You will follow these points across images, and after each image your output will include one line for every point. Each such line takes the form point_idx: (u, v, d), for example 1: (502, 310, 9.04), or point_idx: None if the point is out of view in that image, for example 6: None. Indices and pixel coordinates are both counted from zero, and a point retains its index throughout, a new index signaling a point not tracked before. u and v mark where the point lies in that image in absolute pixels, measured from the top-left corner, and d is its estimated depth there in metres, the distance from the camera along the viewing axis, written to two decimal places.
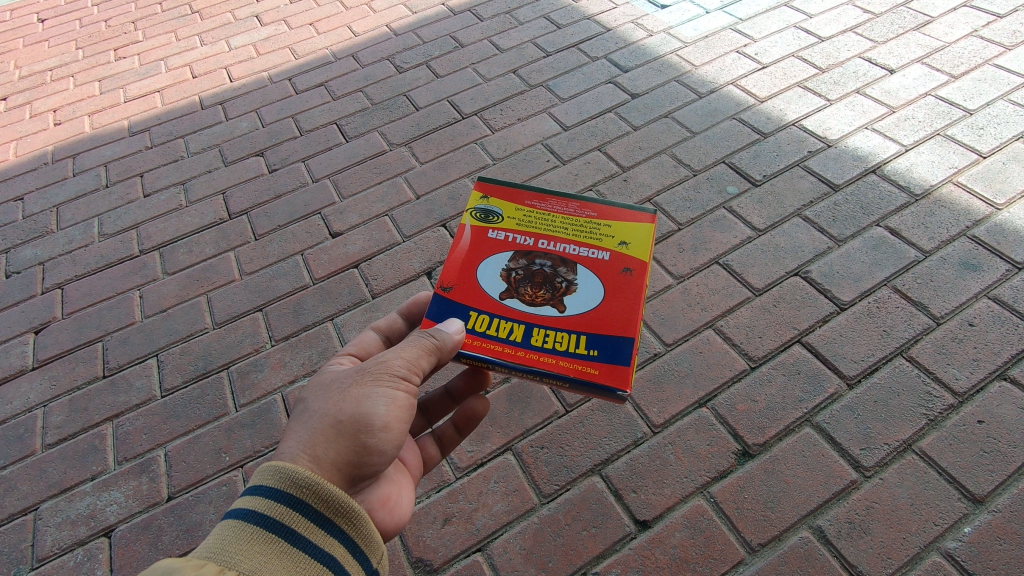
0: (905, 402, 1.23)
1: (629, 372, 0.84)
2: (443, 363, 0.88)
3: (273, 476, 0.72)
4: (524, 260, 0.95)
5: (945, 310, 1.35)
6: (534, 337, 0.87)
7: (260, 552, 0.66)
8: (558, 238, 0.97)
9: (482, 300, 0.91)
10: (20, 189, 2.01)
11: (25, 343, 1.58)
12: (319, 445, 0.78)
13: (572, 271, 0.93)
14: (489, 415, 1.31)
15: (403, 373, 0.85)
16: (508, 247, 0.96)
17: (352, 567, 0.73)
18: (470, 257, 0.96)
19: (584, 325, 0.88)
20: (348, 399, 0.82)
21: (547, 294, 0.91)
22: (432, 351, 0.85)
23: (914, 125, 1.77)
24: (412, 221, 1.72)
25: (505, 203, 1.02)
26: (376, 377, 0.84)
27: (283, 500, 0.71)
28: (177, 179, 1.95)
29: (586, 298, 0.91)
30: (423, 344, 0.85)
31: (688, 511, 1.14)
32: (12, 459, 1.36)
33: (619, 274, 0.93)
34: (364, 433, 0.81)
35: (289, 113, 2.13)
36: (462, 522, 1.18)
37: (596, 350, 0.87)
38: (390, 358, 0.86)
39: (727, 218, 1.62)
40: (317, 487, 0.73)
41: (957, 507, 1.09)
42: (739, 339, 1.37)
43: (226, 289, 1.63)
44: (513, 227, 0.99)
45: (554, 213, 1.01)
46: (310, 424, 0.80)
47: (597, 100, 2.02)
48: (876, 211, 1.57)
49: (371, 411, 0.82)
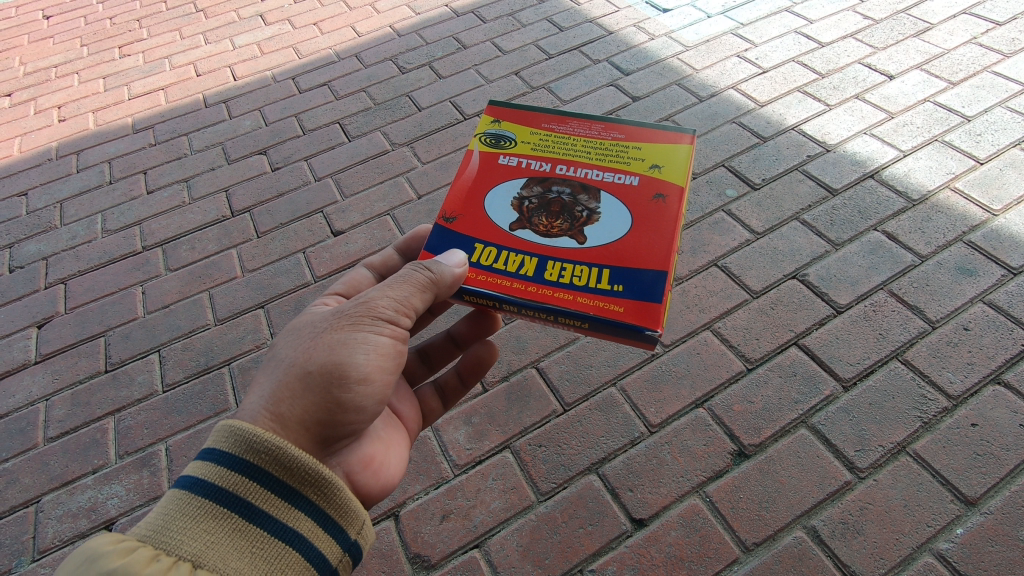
0: (900, 405, 1.24)
1: (656, 309, 0.83)
2: (436, 299, 0.89)
3: (227, 439, 0.74)
4: (539, 189, 0.96)
5: (940, 315, 1.37)
6: (549, 272, 0.87)
7: (204, 530, 0.68)
8: (579, 165, 0.98)
9: (494, 232, 0.92)
10: (23, 185, 2.02)
11: (28, 337, 1.59)
12: (285, 401, 0.79)
13: (594, 200, 0.94)
14: (488, 412, 1.33)
15: (389, 317, 0.86)
16: (522, 175, 0.98)
17: (320, 540, 0.74)
18: (482, 185, 0.98)
19: (606, 258, 0.88)
20: (324, 347, 0.83)
21: (565, 225, 0.92)
22: (426, 287, 0.86)
23: (913, 131, 1.78)
24: (413, 220, 1.74)
25: (519, 129, 1.04)
26: (359, 322, 0.84)
27: (237, 466, 0.72)
28: (180, 176, 1.97)
29: (609, 229, 0.91)
30: (417, 280, 0.86)
31: (683, 511, 1.16)
32: (14, 452, 1.37)
33: (647, 202, 0.93)
34: (338, 387, 0.81)
35: (292, 112, 2.15)
36: (461, 518, 1.19)
37: (620, 286, 0.86)
38: (376, 300, 0.86)
39: (726, 220, 1.63)
40: (278, 452, 0.74)
41: (950, 509, 1.11)
42: (736, 341, 1.38)
43: (228, 286, 1.64)
44: (527, 153, 1.01)
45: (575, 138, 1.02)
46: (277, 377, 0.81)
47: (598, 103, 2.03)
48: (874, 215, 1.58)
49: (349, 359, 0.82)
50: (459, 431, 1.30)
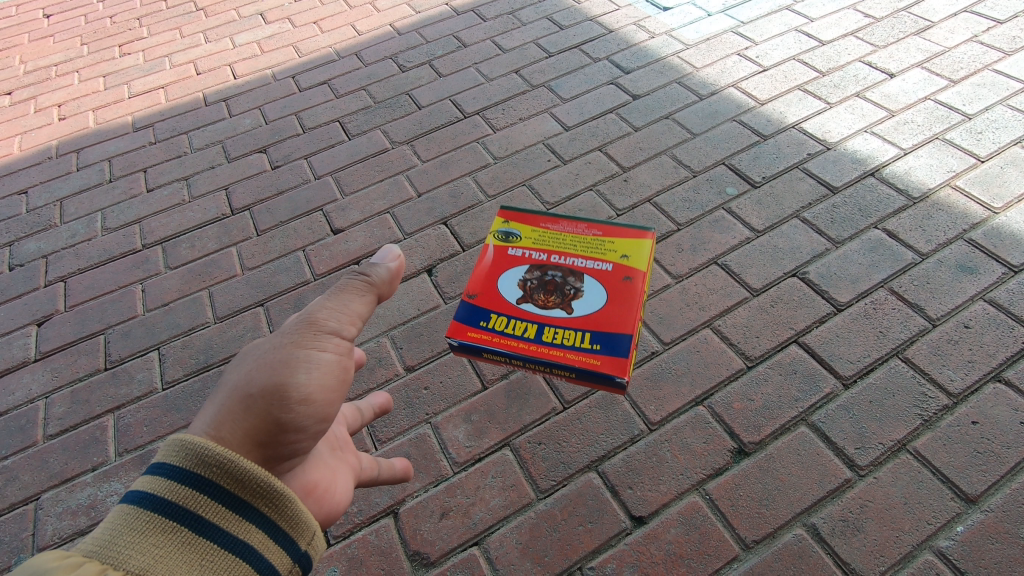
0: (900, 403, 1.24)
1: (625, 361, 1.06)
2: (376, 302, 0.87)
3: (176, 453, 0.63)
4: (538, 272, 1.18)
5: (941, 312, 1.36)
6: (546, 335, 1.10)
7: (153, 544, 0.57)
8: (568, 254, 1.21)
9: (503, 305, 1.14)
10: (24, 183, 2.02)
11: (28, 335, 1.59)
12: (224, 425, 0.69)
13: (579, 281, 1.16)
14: (488, 410, 1.33)
15: (330, 330, 0.81)
16: (525, 262, 1.20)
17: (271, 553, 0.65)
18: (494, 270, 1.20)
19: (589, 325, 1.10)
20: (262, 367, 0.74)
21: (557, 299, 1.14)
22: (363, 289, 0.85)
23: (913, 129, 1.78)
24: (413, 219, 1.74)
25: (523, 227, 1.27)
26: (300, 338, 0.78)
27: (188, 480, 0.62)
28: (180, 174, 1.97)
29: (591, 302, 1.13)
30: (355, 286, 0.84)
31: (683, 508, 1.15)
32: (14, 449, 1.37)
33: (619, 282, 1.16)
34: (278, 407, 0.73)
35: (292, 111, 2.15)
36: (460, 516, 1.18)
37: (598, 345, 1.08)
38: (317, 313, 0.81)
39: (726, 219, 1.63)
40: (230, 465, 0.64)
41: (950, 507, 1.10)
42: (736, 339, 1.38)
43: (228, 284, 1.64)
44: (529, 245, 1.24)
45: (565, 234, 1.25)
46: (216, 401, 0.72)
47: (599, 101, 2.03)
48: (874, 213, 1.58)
49: (294, 379, 0.75)
50: (459, 429, 1.30)
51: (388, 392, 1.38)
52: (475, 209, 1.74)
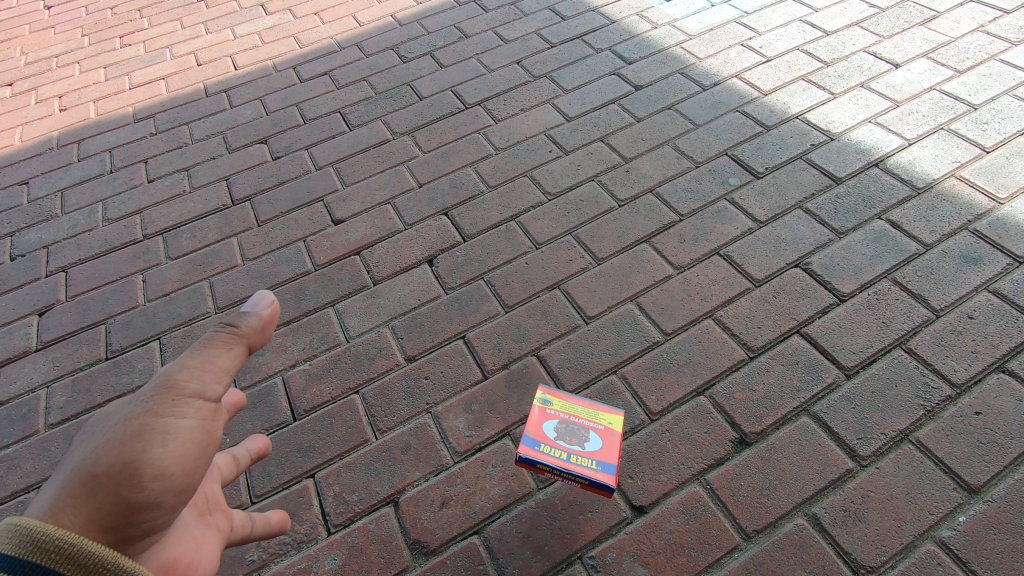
0: (903, 393, 1.23)
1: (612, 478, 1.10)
2: (246, 354, 0.82)
3: (9, 540, 0.55)
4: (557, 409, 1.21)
5: (945, 303, 1.35)
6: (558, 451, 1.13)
7: None
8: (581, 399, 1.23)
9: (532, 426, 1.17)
10: (25, 174, 2.02)
11: (29, 324, 1.59)
12: (62, 515, 0.62)
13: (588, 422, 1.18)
14: (488, 400, 1.32)
15: (193, 392, 0.76)
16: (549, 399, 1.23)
17: None
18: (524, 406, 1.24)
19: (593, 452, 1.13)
20: (111, 444, 0.69)
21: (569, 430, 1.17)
22: (231, 342, 0.79)
23: (918, 119, 1.76)
24: (414, 209, 1.73)
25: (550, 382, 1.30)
26: (156, 406, 0.72)
27: (18, 570, 0.54)
28: (180, 165, 1.96)
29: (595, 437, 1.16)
30: (219, 338, 0.79)
31: (683, 498, 1.15)
32: (15, 438, 1.37)
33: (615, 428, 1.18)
34: (128, 487, 0.68)
35: (293, 102, 2.14)
36: (460, 505, 1.18)
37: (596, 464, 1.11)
38: (175, 375, 0.75)
39: (728, 209, 1.62)
40: (71, 549, 0.57)
41: (952, 497, 1.10)
42: (738, 329, 1.37)
43: (228, 274, 1.64)
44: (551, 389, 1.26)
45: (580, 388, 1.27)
46: (54, 487, 0.65)
47: (601, 92, 2.02)
48: (878, 204, 1.57)
49: (145, 454, 0.70)
50: (459, 418, 1.30)
51: (388, 382, 1.37)
52: (477, 199, 1.74)
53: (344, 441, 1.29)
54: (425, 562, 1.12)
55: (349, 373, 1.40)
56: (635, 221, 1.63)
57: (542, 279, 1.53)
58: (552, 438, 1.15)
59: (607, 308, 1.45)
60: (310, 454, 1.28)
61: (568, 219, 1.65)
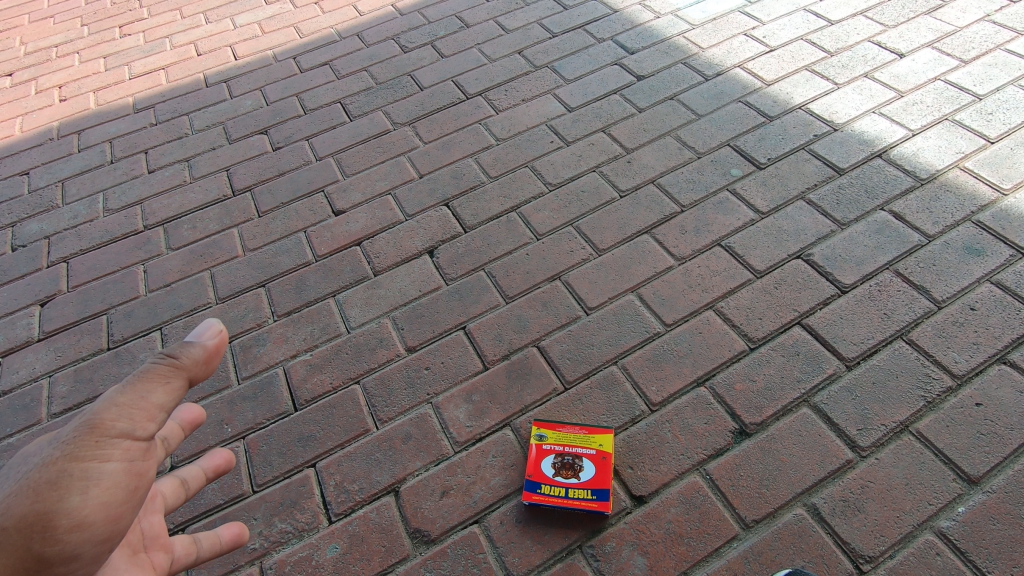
0: (903, 384, 1.23)
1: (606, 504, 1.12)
2: (186, 387, 0.80)
3: None
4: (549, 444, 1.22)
5: (947, 294, 1.35)
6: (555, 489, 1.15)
7: None
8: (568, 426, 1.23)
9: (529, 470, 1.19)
10: (25, 164, 2.01)
11: (31, 315, 1.59)
12: None
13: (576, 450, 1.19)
14: (489, 391, 1.32)
15: (119, 432, 0.74)
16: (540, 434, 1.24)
17: None
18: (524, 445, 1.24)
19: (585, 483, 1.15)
20: (28, 492, 0.71)
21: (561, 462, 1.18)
22: (168, 376, 0.77)
23: (922, 110, 1.75)
24: (415, 200, 1.73)
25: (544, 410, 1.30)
26: (76, 452, 0.72)
27: None
28: (181, 156, 1.96)
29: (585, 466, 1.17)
30: (154, 374, 0.77)
31: (683, 488, 1.15)
32: (19, 427, 1.38)
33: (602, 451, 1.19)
34: (40, 540, 0.70)
35: (293, 92, 2.13)
36: (460, 495, 1.19)
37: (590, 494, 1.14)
38: (99, 415, 0.73)
39: (730, 200, 1.61)
40: None
41: (952, 488, 1.10)
42: (739, 320, 1.37)
43: (229, 265, 1.64)
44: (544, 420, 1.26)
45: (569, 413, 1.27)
46: None
47: (603, 82, 2.00)
48: (880, 195, 1.56)
49: (61, 505, 0.71)
50: (460, 409, 1.30)
51: (389, 372, 1.38)
52: (477, 190, 1.73)
53: (345, 431, 1.30)
54: (426, 550, 1.13)
55: (350, 364, 1.40)
56: (636, 212, 1.62)
57: (543, 270, 1.53)
58: (550, 476, 1.17)
59: (608, 300, 1.45)
60: (312, 444, 1.28)
61: (570, 209, 1.65)
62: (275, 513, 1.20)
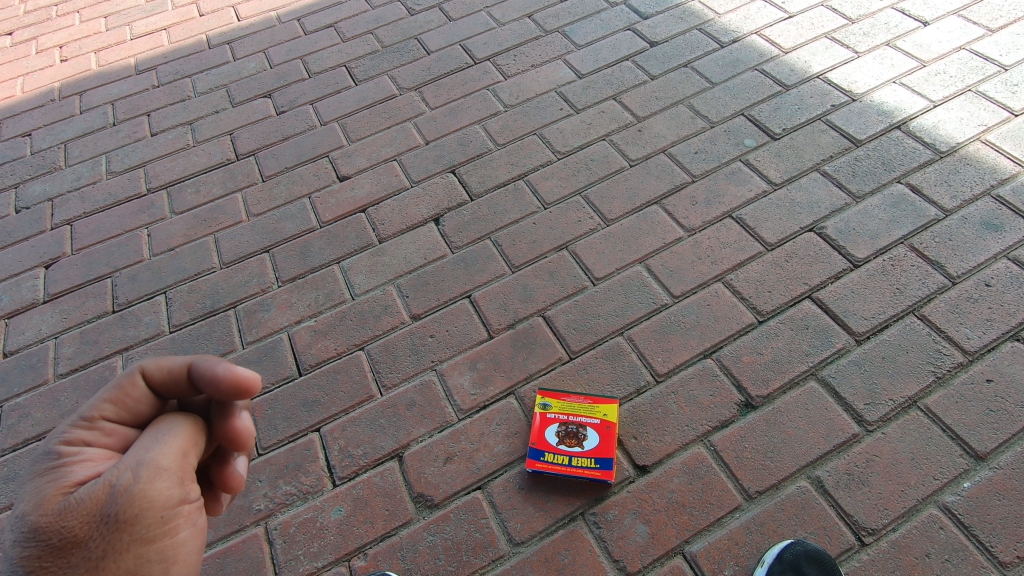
0: (913, 359, 1.21)
1: (609, 474, 1.13)
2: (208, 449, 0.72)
3: None
4: (555, 414, 1.21)
5: (962, 270, 1.32)
6: (561, 458, 1.15)
7: None
8: (573, 397, 1.22)
9: (535, 439, 1.18)
10: (27, 126, 1.99)
11: (35, 277, 1.59)
12: None
13: (581, 421, 1.18)
14: (494, 359, 1.32)
15: (179, 499, 0.68)
16: (546, 404, 1.22)
17: None
18: (528, 417, 1.23)
19: (590, 452, 1.15)
20: None
21: (567, 433, 1.17)
22: (198, 437, 0.70)
23: (945, 80, 1.69)
24: (421, 166, 1.70)
25: (548, 380, 1.28)
26: (147, 533, 0.66)
27: None
28: (184, 118, 1.93)
29: (590, 436, 1.17)
30: (188, 435, 0.69)
31: (687, 458, 1.15)
32: (25, 387, 1.39)
33: (607, 423, 1.18)
34: None
35: (298, 55, 2.08)
36: (464, 461, 1.19)
37: (595, 463, 1.14)
38: (152, 487, 0.66)
39: (743, 171, 1.58)
40: None
41: (958, 463, 1.09)
42: (747, 293, 1.35)
43: (233, 230, 1.63)
44: (548, 391, 1.24)
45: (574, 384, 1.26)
46: None
47: (615, 48, 1.95)
48: (897, 167, 1.52)
49: None
50: (464, 376, 1.30)
51: (394, 339, 1.37)
52: (484, 157, 1.70)
53: (349, 397, 1.30)
54: (428, 515, 1.14)
55: (355, 330, 1.40)
56: (646, 181, 1.59)
57: (549, 239, 1.50)
58: (554, 445, 1.17)
59: (615, 270, 1.43)
60: (316, 409, 1.29)
61: (578, 178, 1.62)
62: (279, 475, 1.20)
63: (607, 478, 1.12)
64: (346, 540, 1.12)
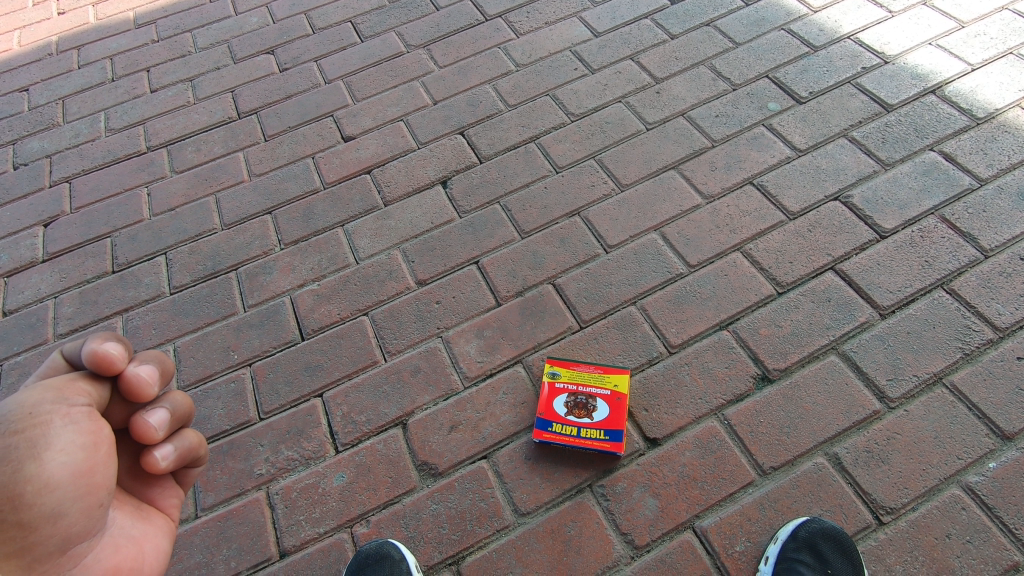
0: (940, 335, 1.16)
1: (618, 447, 1.09)
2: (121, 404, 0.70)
3: None
4: (565, 385, 1.16)
5: (996, 243, 1.26)
6: (570, 430, 1.11)
7: None
8: (583, 367, 1.18)
9: (543, 409, 1.14)
10: (24, 80, 1.93)
11: (34, 235, 1.55)
12: None
13: (591, 392, 1.14)
14: (501, 327, 1.28)
15: (58, 400, 0.65)
16: (555, 375, 1.18)
17: None
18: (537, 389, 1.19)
19: (600, 424, 1.11)
20: None
21: (577, 404, 1.13)
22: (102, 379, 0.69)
23: (985, 42, 1.59)
24: (428, 127, 1.63)
25: (559, 351, 1.23)
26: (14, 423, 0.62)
27: None
28: (184, 75, 1.86)
29: (600, 409, 1.13)
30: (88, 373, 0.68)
31: (700, 432, 1.12)
32: (25, 346, 1.37)
33: (617, 396, 1.14)
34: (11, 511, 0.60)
35: (301, 9, 2.00)
36: (469, 430, 1.16)
37: (604, 435, 1.10)
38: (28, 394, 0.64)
39: (766, 136, 1.50)
40: None
41: (984, 443, 1.05)
42: (767, 264, 1.29)
43: (235, 190, 1.58)
44: (558, 362, 1.20)
45: (585, 355, 1.22)
46: None
47: (633, 5, 1.85)
48: (930, 134, 1.44)
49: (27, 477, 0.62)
50: (471, 344, 1.26)
51: (399, 306, 1.33)
52: (494, 118, 1.63)
53: (352, 362, 1.26)
54: (432, 483, 1.11)
55: (359, 295, 1.36)
56: (663, 146, 1.52)
57: (561, 205, 1.44)
58: (563, 415, 1.13)
59: (629, 238, 1.37)
60: (318, 373, 1.26)
61: (592, 141, 1.55)
62: (281, 440, 1.18)
63: (617, 451, 1.08)
64: (349, 507, 1.10)
